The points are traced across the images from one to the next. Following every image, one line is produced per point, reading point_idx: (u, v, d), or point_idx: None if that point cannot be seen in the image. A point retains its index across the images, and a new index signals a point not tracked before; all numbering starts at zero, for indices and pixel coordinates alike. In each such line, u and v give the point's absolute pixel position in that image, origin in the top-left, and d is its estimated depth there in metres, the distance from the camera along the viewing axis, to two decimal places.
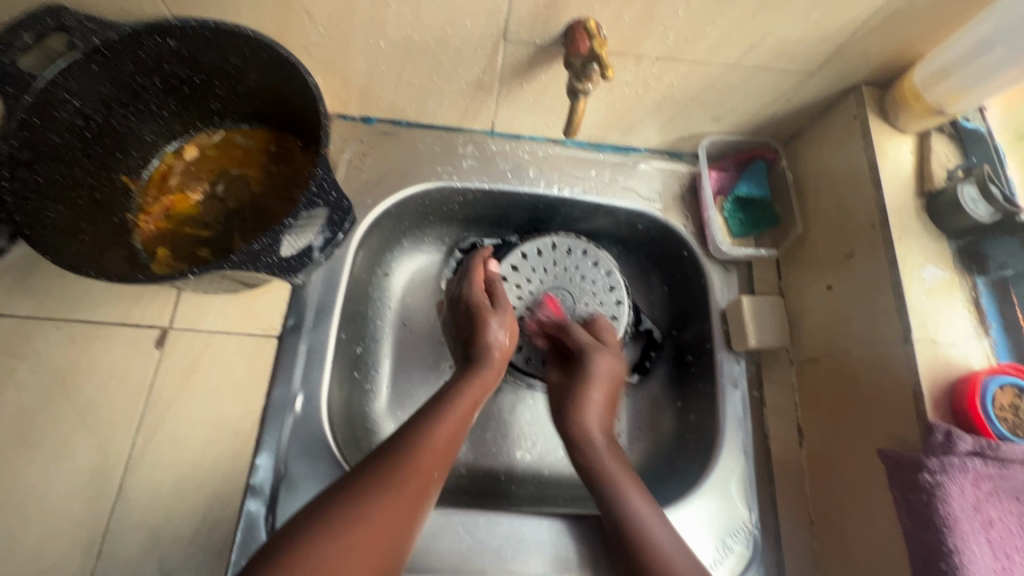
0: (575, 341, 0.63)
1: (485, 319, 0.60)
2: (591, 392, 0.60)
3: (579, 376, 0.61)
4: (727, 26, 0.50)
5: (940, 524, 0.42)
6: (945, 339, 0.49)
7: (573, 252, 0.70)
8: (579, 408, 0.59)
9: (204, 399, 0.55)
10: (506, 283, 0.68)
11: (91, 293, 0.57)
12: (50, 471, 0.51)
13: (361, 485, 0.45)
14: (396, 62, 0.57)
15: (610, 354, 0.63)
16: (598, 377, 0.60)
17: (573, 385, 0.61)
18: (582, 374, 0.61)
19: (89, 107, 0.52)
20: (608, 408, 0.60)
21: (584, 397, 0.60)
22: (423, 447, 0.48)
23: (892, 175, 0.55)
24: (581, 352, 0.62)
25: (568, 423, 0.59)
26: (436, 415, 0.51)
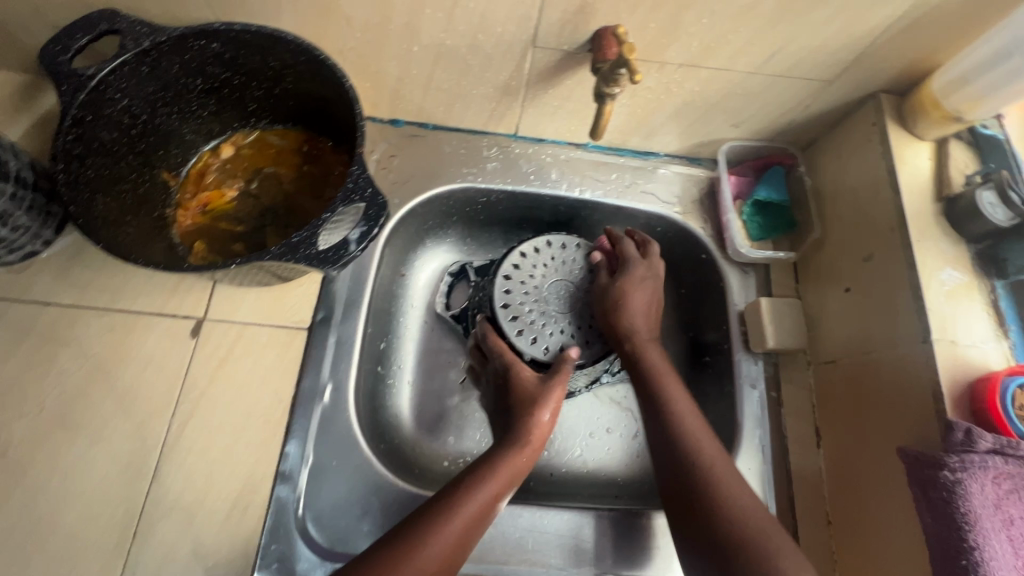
0: (626, 249, 0.64)
1: (533, 403, 0.56)
2: (638, 298, 0.61)
3: (622, 279, 0.61)
4: (749, 34, 0.52)
5: (961, 521, 0.43)
6: (964, 340, 0.50)
7: (568, 247, 0.67)
8: (626, 314, 0.60)
9: (237, 388, 0.57)
10: (510, 281, 0.63)
11: (131, 284, 0.59)
12: (89, 454, 0.53)
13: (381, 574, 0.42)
14: (428, 66, 0.59)
15: (653, 268, 0.64)
16: (642, 281, 0.62)
17: (620, 285, 0.61)
18: (628, 276, 0.62)
19: (136, 106, 0.55)
20: (649, 313, 0.61)
21: (629, 300, 0.60)
22: (435, 547, 0.45)
23: (910, 180, 0.56)
24: (631, 258, 0.63)
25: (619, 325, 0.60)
26: (455, 509, 0.47)
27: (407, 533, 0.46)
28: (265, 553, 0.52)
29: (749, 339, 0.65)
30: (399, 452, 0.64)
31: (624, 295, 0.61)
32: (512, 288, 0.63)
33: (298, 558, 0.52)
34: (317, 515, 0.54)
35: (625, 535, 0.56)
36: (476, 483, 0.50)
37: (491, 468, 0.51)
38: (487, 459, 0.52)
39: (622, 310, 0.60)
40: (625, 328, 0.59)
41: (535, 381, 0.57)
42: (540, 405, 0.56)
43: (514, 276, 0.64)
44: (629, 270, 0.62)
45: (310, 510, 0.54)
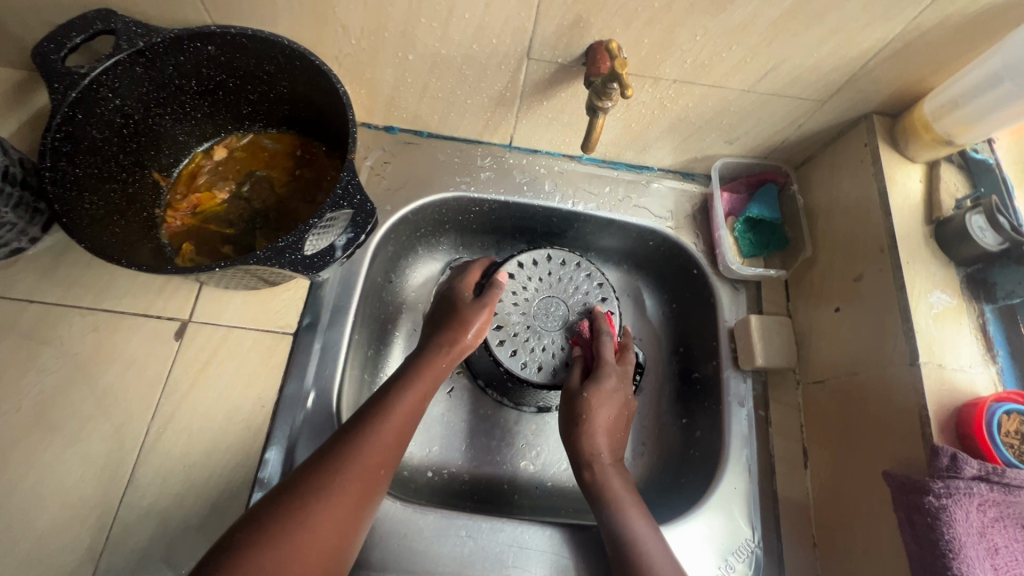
0: (601, 355, 0.60)
1: (461, 315, 0.59)
2: (605, 415, 0.57)
3: (588, 391, 0.58)
4: (742, 53, 0.52)
5: (945, 547, 0.42)
6: (952, 363, 0.49)
7: (567, 263, 0.67)
8: (591, 432, 0.56)
9: (219, 391, 0.56)
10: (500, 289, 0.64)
11: (117, 284, 0.59)
12: (65, 455, 0.52)
13: (329, 465, 0.45)
14: (423, 74, 0.59)
15: (626, 381, 0.61)
16: (610, 398, 0.58)
17: (584, 397, 0.57)
18: (597, 390, 0.58)
19: (129, 106, 0.55)
20: (616, 432, 0.58)
21: (594, 417, 0.57)
22: (379, 439, 0.48)
23: (901, 202, 0.56)
24: (602, 366, 0.59)
25: (581, 445, 0.56)
26: (393, 404, 0.51)
27: (348, 430, 0.48)
28: None
29: (738, 356, 0.65)
30: None
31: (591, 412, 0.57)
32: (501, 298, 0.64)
33: None
34: None
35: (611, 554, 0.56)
36: (407, 383, 0.53)
37: (419, 371, 0.54)
38: (419, 362, 0.55)
39: (585, 428, 0.56)
40: (589, 446, 0.56)
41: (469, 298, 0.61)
42: (467, 319, 0.59)
43: (507, 286, 0.64)
44: (600, 382, 0.58)
45: None
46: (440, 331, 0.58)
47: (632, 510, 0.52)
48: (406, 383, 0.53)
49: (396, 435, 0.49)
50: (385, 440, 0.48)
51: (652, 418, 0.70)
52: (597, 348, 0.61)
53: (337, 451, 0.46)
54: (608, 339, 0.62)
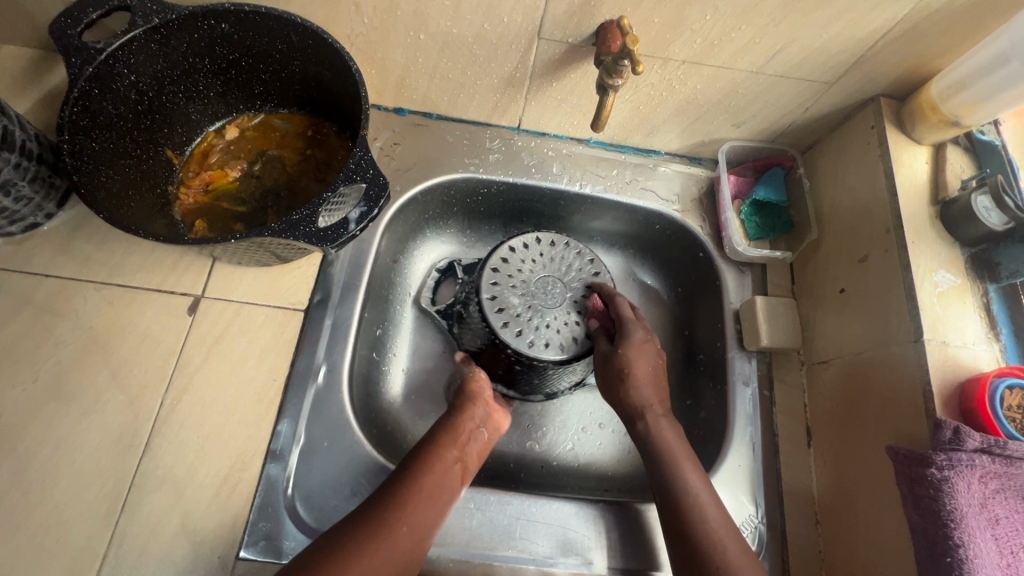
0: (621, 313, 0.61)
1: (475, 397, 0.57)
2: (645, 364, 0.59)
3: (627, 346, 0.59)
4: (751, 33, 0.53)
5: (947, 518, 0.43)
6: (956, 341, 0.50)
7: (557, 244, 0.65)
8: (639, 386, 0.58)
9: (231, 364, 0.57)
10: (495, 274, 0.62)
11: (131, 259, 0.60)
12: (81, 425, 0.53)
13: (380, 507, 0.46)
14: (434, 55, 0.60)
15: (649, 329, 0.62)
16: (643, 347, 0.60)
17: (624, 352, 0.59)
18: (631, 344, 0.59)
19: (144, 82, 0.55)
20: (657, 381, 0.59)
21: (638, 370, 0.58)
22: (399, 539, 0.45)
23: (907, 183, 0.57)
24: (626, 321, 0.61)
25: (632, 400, 0.58)
26: (424, 465, 0.50)
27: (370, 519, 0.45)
28: (253, 529, 0.52)
29: (743, 337, 0.65)
30: (390, 437, 0.64)
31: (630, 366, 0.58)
32: (500, 282, 0.62)
33: (286, 536, 0.52)
34: (307, 494, 0.54)
35: (617, 527, 0.57)
36: (441, 444, 0.52)
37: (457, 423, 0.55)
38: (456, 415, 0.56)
39: (633, 382, 0.58)
40: (638, 400, 0.58)
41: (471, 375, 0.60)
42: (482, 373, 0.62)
43: (502, 269, 0.62)
44: (630, 336, 0.59)
45: (299, 490, 0.54)
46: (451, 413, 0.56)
47: (684, 463, 0.54)
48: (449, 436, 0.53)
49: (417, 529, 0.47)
50: (404, 543, 0.45)
51: None
52: (613, 305, 0.62)
53: (388, 492, 0.48)
54: (619, 299, 0.63)
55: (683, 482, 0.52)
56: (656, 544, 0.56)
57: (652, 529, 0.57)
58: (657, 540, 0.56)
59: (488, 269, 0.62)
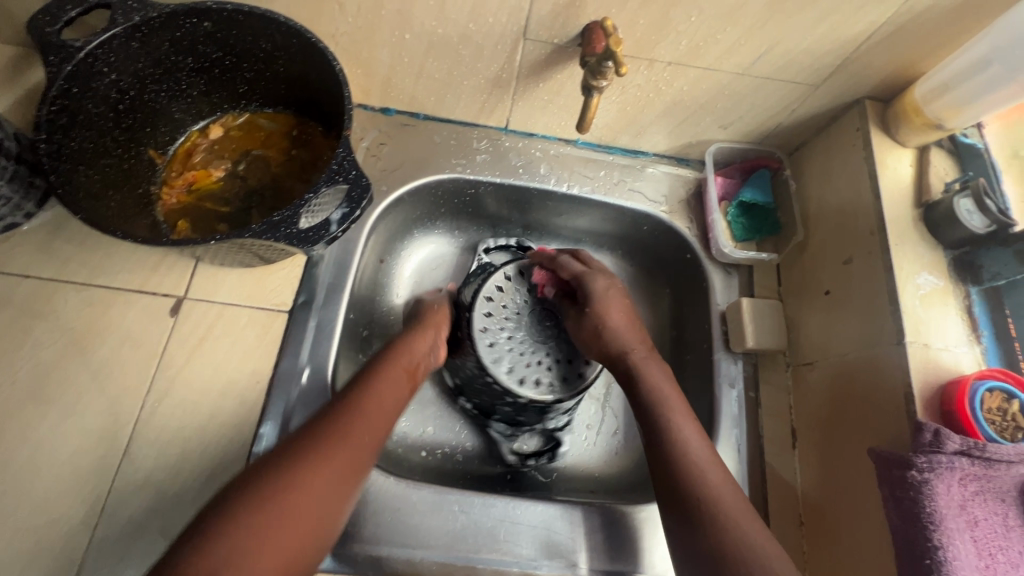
0: (571, 271, 0.62)
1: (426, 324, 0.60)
2: (614, 313, 0.60)
3: (590, 303, 0.60)
4: (737, 34, 0.53)
5: (926, 520, 0.43)
6: (937, 343, 0.50)
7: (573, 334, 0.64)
8: (614, 330, 0.58)
9: (214, 367, 0.56)
10: (520, 277, 0.65)
11: (112, 260, 0.59)
12: (61, 428, 0.52)
13: (327, 422, 0.46)
14: (419, 54, 0.60)
15: (609, 277, 0.63)
16: (605, 297, 0.60)
17: (589, 309, 0.60)
18: (592, 300, 0.60)
19: (125, 81, 0.55)
20: (629, 323, 0.60)
21: (608, 321, 0.59)
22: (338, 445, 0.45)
23: (891, 185, 0.57)
24: (579, 278, 0.62)
25: (610, 349, 0.58)
26: (368, 384, 0.50)
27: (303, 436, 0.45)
28: None
29: (730, 339, 0.65)
30: None
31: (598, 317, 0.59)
32: (491, 309, 0.63)
33: None
34: None
35: (603, 530, 0.56)
36: (384, 366, 0.53)
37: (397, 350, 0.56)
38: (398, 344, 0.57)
39: (608, 330, 0.59)
40: (617, 345, 0.58)
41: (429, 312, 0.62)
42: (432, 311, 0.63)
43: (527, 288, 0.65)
44: (590, 290, 0.61)
45: None
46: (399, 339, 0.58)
47: (683, 417, 0.51)
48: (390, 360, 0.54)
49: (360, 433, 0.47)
50: (343, 446, 0.45)
51: None
52: (562, 268, 0.63)
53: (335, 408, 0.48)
54: (569, 261, 0.63)
55: (679, 431, 0.50)
56: (644, 547, 0.56)
57: (639, 531, 0.57)
58: (644, 542, 0.56)
59: (480, 297, 0.63)
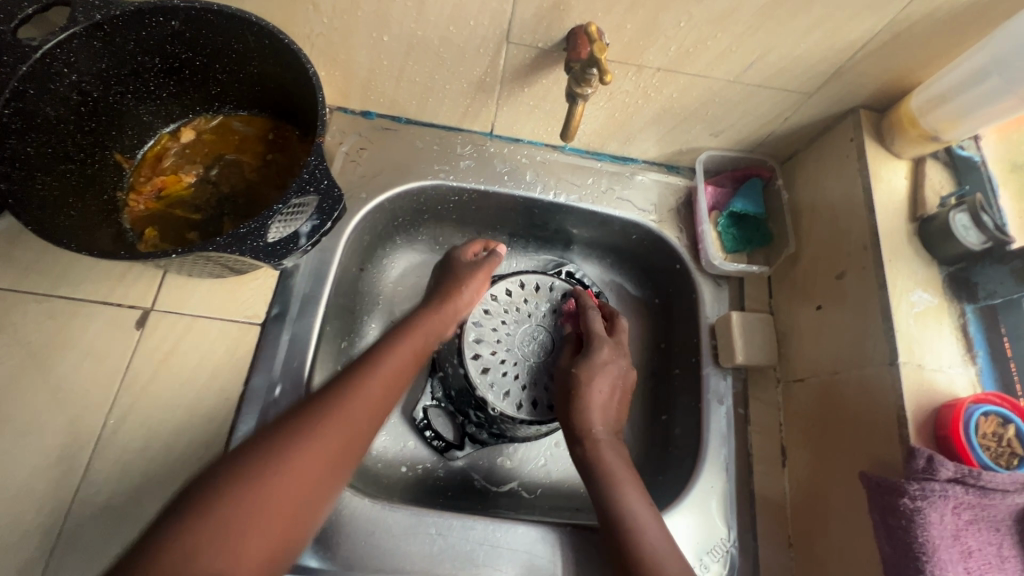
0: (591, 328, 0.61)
1: (462, 273, 0.63)
2: (601, 386, 0.57)
3: (579, 368, 0.57)
4: (728, 41, 0.51)
5: (918, 550, 0.42)
6: (931, 364, 0.49)
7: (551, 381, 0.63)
8: (586, 407, 0.56)
9: (182, 382, 0.54)
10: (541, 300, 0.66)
11: (75, 269, 0.56)
12: (17, 448, 0.50)
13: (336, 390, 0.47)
14: (399, 56, 0.57)
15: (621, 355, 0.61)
16: (601, 369, 0.58)
17: (574, 373, 0.58)
18: (591, 365, 0.58)
19: (87, 82, 0.52)
20: (613, 404, 0.57)
21: (590, 390, 0.56)
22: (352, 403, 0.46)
23: (885, 198, 0.55)
24: (591, 340, 0.60)
25: (574, 422, 0.56)
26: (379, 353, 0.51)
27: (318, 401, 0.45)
28: None
29: (719, 353, 0.64)
30: None
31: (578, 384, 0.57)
32: (513, 291, 0.66)
33: None
34: None
35: (586, 553, 0.54)
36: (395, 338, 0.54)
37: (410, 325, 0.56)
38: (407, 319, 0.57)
39: (580, 403, 0.56)
40: (583, 424, 0.55)
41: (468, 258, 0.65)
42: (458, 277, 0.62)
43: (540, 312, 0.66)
44: (592, 355, 0.58)
45: None
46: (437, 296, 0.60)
47: (633, 491, 0.51)
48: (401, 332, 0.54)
49: (377, 392, 0.48)
50: (357, 409, 0.45)
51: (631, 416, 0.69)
52: (586, 325, 0.62)
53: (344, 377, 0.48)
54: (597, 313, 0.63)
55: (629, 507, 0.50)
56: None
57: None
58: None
59: (511, 279, 0.67)
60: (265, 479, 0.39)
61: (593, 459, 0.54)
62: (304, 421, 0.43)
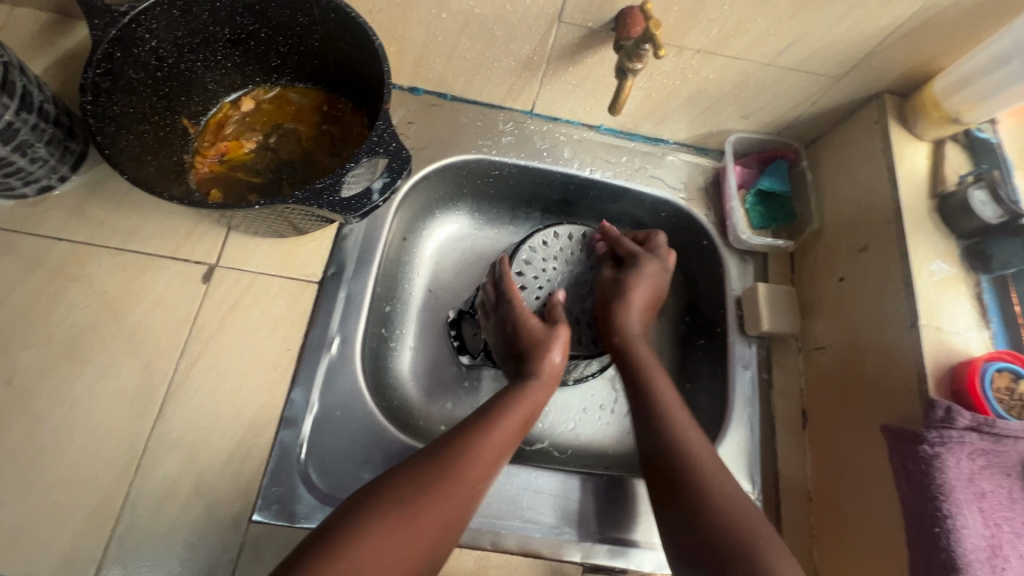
0: (628, 249, 0.67)
1: (541, 346, 0.60)
2: (641, 291, 0.64)
3: (629, 273, 0.65)
4: (767, 24, 0.54)
5: (937, 490, 0.46)
6: (949, 327, 0.52)
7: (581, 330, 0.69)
8: (628, 311, 0.63)
9: (246, 333, 0.57)
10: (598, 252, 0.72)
11: (145, 226, 0.60)
12: (95, 388, 0.53)
13: (455, 444, 0.51)
14: (453, 33, 0.61)
15: (662, 263, 0.67)
16: (644, 279, 0.65)
17: (621, 282, 0.65)
18: (635, 272, 0.65)
19: (164, 49, 0.56)
20: (649, 312, 0.65)
21: (632, 293, 0.64)
22: (479, 451, 0.51)
23: (907, 177, 0.59)
24: (633, 256, 0.66)
25: (616, 321, 0.63)
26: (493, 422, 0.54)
27: (441, 452, 0.51)
28: (266, 494, 0.52)
29: (745, 323, 0.67)
30: (399, 412, 0.65)
31: (623, 296, 0.64)
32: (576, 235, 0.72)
33: (298, 502, 0.53)
34: (320, 460, 0.55)
35: (607, 497, 0.58)
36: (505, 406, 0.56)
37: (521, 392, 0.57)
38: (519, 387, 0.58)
39: (624, 309, 0.63)
40: (620, 319, 0.63)
41: (538, 327, 0.61)
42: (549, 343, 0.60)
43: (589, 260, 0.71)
44: (635, 269, 0.65)
45: (312, 456, 0.55)
46: (525, 361, 0.60)
47: (660, 379, 0.58)
48: (509, 401, 0.56)
49: (502, 441, 0.53)
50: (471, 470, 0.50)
51: None
52: (619, 246, 0.69)
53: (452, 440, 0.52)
54: (628, 241, 0.68)
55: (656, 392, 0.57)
56: (642, 514, 0.58)
57: (639, 499, 0.58)
58: (643, 509, 0.58)
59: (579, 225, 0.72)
60: (410, 520, 0.46)
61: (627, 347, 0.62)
62: (437, 471, 0.49)
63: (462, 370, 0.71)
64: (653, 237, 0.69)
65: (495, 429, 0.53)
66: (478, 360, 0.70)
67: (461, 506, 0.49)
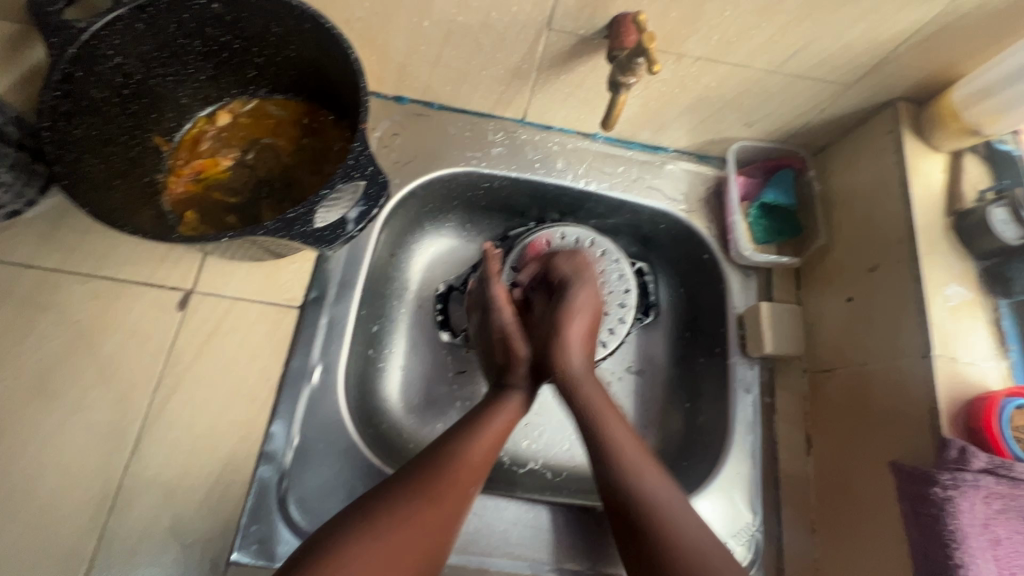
0: (560, 274, 0.62)
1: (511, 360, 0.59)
2: (575, 325, 0.59)
3: (559, 306, 0.60)
4: (772, 31, 0.50)
5: (949, 537, 0.43)
6: (964, 357, 0.50)
7: None
8: (564, 345, 0.58)
9: (223, 362, 0.55)
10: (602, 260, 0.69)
11: (117, 250, 0.57)
12: (68, 424, 0.51)
13: (443, 447, 0.51)
14: (437, 42, 0.57)
15: (591, 284, 0.62)
16: (580, 308, 0.60)
17: (555, 316, 0.59)
18: (567, 304, 0.60)
19: (130, 65, 0.52)
20: (591, 340, 0.60)
21: (568, 330, 0.58)
22: (466, 456, 0.50)
23: (923, 192, 0.55)
24: (564, 285, 0.61)
25: (552, 352, 0.58)
26: (482, 428, 0.53)
27: (426, 459, 0.50)
28: (245, 533, 0.51)
29: (747, 343, 0.64)
30: (386, 437, 0.63)
31: (557, 324, 0.58)
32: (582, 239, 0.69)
33: (278, 540, 0.51)
34: (302, 498, 0.53)
35: (588, 534, 0.57)
36: (489, 414, 0.55)
37: (499, 404, 0.56)
38: (497, 396, 0.58)
39: (559, 340, 0.58)
40: (561, 366, 0.57)
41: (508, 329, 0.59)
42: (518, 353, 0.59)
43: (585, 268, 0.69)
44: (564, 297, 0.60)
45: (293, 492, 0.53)
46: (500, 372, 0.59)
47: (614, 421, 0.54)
48: (496, 408, 0.56)
49: (491, 446, 0.53)
50: (462, 474, 0.49)
51: (658, 399, 0.69)
52: (551, 271, 0.64)
53: (439, 445, 0.51)
54: (561, 264, 0.63)
55: (611, 434, 0.53)
56: None
57: None
58: None
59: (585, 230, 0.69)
60: (396, 535, 0.44)
61: (570, 390, 0.57)
62: (423, 480, 0.48)
63: (453, 389, 0.68)
64: (575, 255, 0.64)
65: (482, 433, 0.53)
66: (457, 340, 0.70)
67: (451, 513, 0.47)
